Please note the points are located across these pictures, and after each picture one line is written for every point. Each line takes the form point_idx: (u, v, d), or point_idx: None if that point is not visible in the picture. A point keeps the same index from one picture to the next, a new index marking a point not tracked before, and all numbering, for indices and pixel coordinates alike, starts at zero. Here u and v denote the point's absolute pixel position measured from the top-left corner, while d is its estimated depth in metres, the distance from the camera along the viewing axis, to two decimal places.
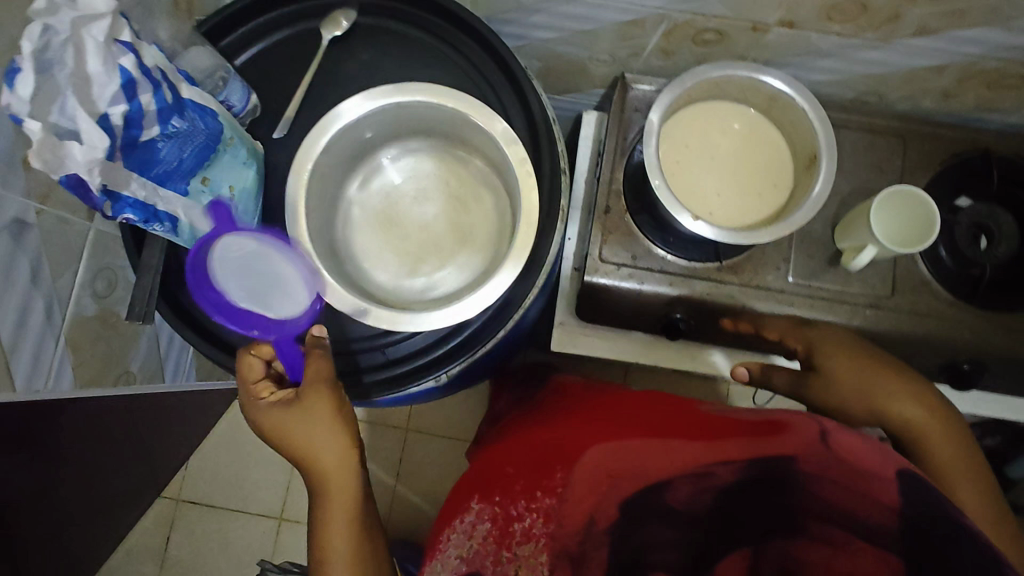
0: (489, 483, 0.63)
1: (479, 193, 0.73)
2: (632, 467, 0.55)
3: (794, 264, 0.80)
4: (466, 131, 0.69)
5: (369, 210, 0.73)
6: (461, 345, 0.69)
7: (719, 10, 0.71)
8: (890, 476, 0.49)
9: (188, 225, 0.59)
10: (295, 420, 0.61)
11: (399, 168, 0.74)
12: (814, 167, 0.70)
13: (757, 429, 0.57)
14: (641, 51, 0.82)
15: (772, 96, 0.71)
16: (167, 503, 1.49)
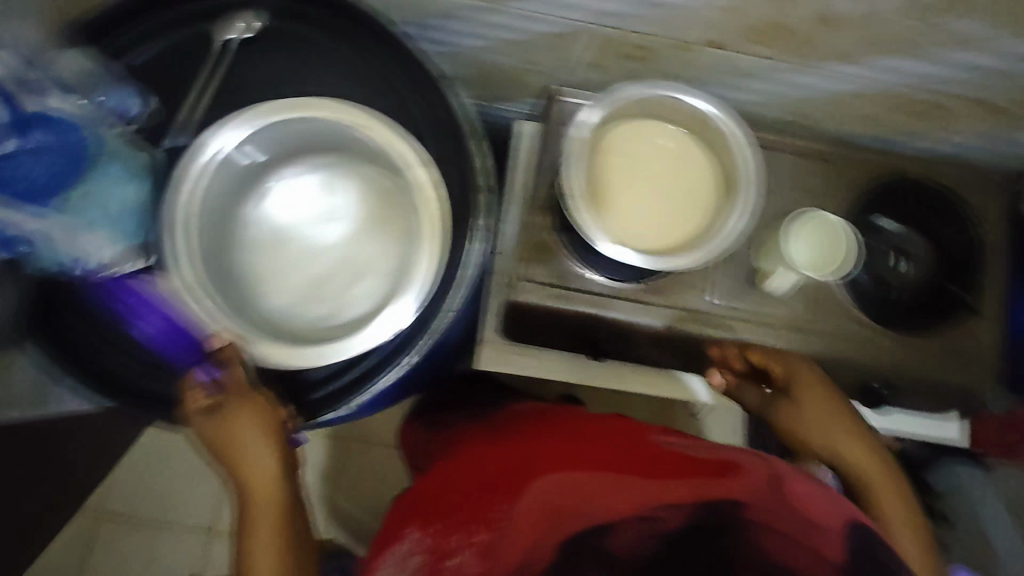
0: (423, 509, 0.58)
1: (383, 214, 0.71)
2: (581, 501, 0.52)
3: (716, 285, 0.81)
4: (371, 149, 0.67)
5: (268, 232, 0.71)
6: (385, 359, 0.68)
7: (646, 28, 0.70)
8: (837, 529, 0.51)
9: (64, 243, 0.57)
10: (222, 425, 0.62)
11: (299, 184, 0.71)
12: (735, 191, 0.70)
13: (706, 467, 0.56)
14: (570, 64, 0.80)
15: (695, 117, 0.71)
16: (84, 521, 1.40)
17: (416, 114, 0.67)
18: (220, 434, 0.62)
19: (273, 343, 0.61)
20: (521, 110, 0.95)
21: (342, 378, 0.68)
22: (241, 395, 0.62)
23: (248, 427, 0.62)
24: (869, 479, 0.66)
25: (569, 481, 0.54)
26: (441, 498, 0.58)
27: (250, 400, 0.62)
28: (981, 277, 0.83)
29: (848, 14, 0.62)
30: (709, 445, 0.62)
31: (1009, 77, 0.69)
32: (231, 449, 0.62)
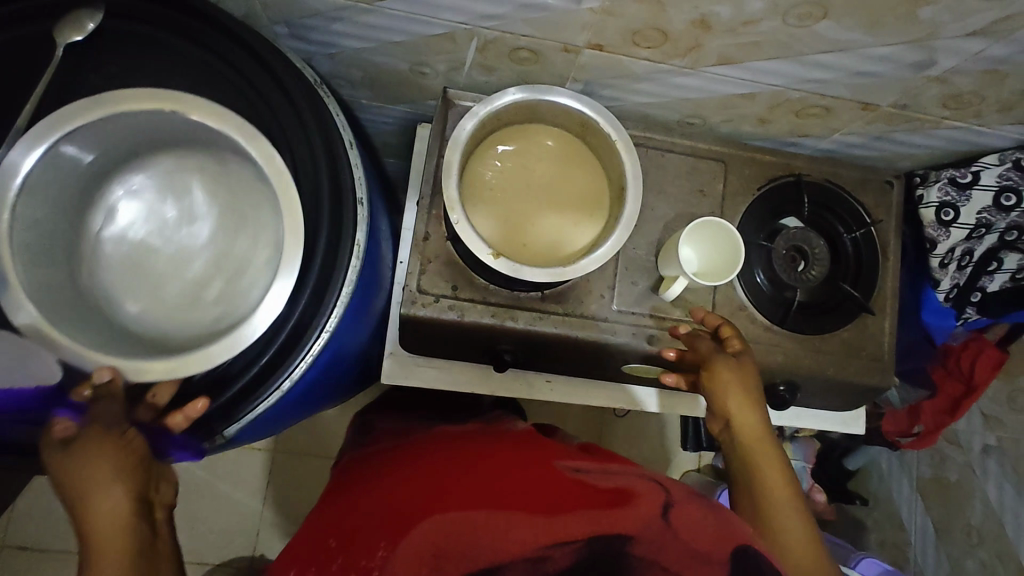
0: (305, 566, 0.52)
1: (252, 201, 0.69)
2: (462, 542, 0.46)
3: (619, 292, 0.79)
4: (211, 137, 0.65)
5: (137, 241, 0.68)
6: (270, 367, 0.63)
7: (526, 30, 0.67)
8: (724, 559, 0.46)
9: None
10: (73, 463, 0.55)
11: (155, 189, 0.69)
12: (621, 196, 0.69)
13: (599, 497, 0.51)
14: (460, 66, 0.77)
15: (582, 122, 0.69)
16: None
17: (281, 121, 0.63)
18: (70, 469, 0.55)
19: (138, 361, 0.57)
20: (422, 112, 0.92)
21: (233, 388, 0.63)
22: (104, 427, 0.56)
23: (100, 463, 0.55)
24: (759, 455, 0.68)
25: (453, 522, 0.48)
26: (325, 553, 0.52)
27: (108, 437, 0.56)
28: (876, 279, 0.84)
29: (719, 18, 0.61)
30: (613, 470, 0.58)
31: (886, 80, 0.70)
32: (78, 489, 0.54)
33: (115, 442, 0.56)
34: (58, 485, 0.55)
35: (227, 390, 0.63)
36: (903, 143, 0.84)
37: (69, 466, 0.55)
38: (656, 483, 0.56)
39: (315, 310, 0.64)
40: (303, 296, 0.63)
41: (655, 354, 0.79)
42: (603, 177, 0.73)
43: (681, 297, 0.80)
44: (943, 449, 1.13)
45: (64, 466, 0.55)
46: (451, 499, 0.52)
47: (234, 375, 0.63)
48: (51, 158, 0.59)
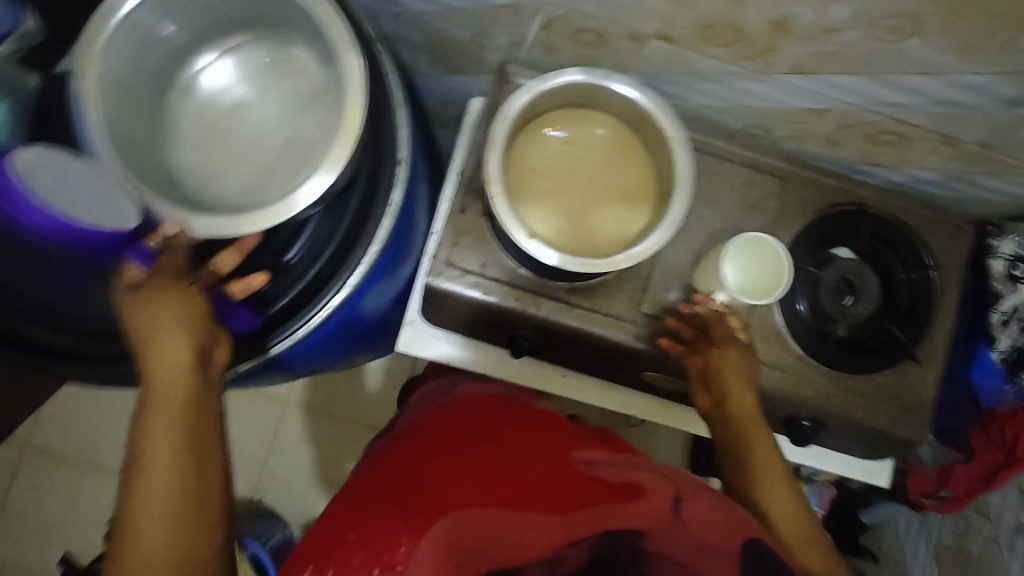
0: (323, 542, 0.51)
1: (321, 87, 0.67)
2: (486, 543, 0.48)
3: (649, 296, 0.76)
4: (285, 20, 0.65)
5: (214, 127, 0.68)
6: (315, 283, 0.66)
7: (593, 10, 0.65)
8: (734, 553, 0.45)
9: None
10: (140, 305, 0.54)
11: (228, 78, 0.69)
12: (668, 196, 0.66)
13: (611, 492, 0.52)
14: (522, 42, 0.75)
15: (639, 115, 0.66)
16: (14, 448, 1.44)
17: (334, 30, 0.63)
18: (133, 315, 0.54)
19: (207, 222, 0.57)
20: (479, 87, 0.91)
21: (286, 297, 0.66)
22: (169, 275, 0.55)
23: (164, 311, 0.54)
24: (750, 428, 0.68)
25: (474, 519, 0.49)
26: (338, 528, 0.51)
27: (178, 286, 0.55)
28: (927, 325, 0.79)
29: (801, 21, 0.57)
30: (625, 463, 0.59)
31: (973, 114, 0.64)
32: (140, 332, 0.54)
33: (179, 289, 0.55)
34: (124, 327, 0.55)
35: (275, 304, 0.66)
36: (982, 187, 0.78)
37: (133, 311, 0.54)
38: (665, 477, 0.55)
39: (336, 269, 0.66)
40: (331, 246, 0.65)
41: (676, 367, 0.77)
42: (648, 169, 0.70)
43: None
44: (972, 521, 1.05)
45: (127, 312, 0.54)
46: (469, 492, 0.52)
47: (280, 291, 0.66)
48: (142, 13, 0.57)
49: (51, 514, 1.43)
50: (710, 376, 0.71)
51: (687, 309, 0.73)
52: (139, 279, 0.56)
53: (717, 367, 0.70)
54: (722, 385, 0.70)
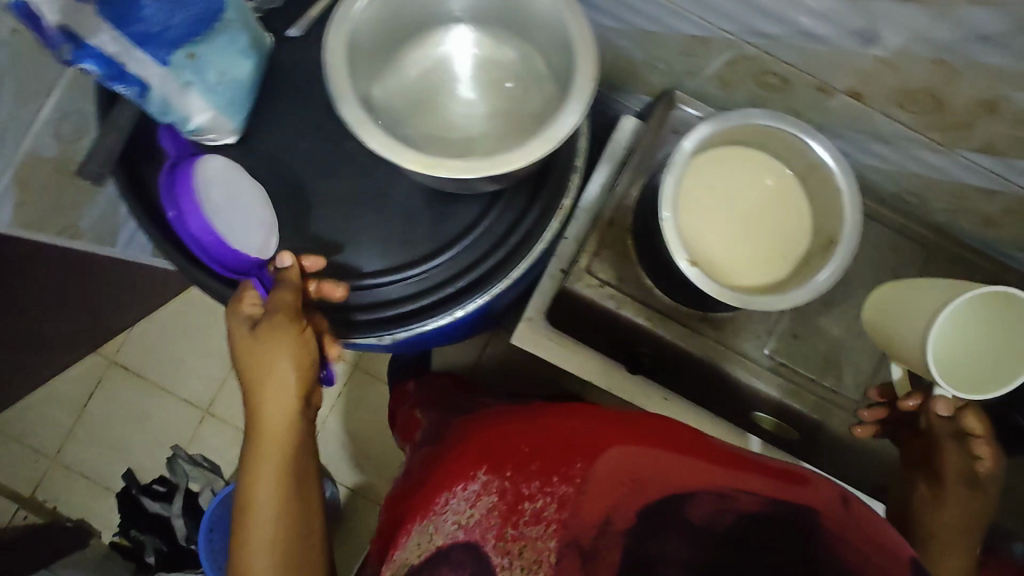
0: (500, 451, 0.61)
1: (532, 76, 0.61)
2: (651, 474, 0.55)
3: (776, 338, 0.77)
4: (524, 20, 0.58)
5: (427, 115, 0.62)
6: (474, 282, 0.64)
7: (790, 56, 0.66)
8: (902, 556, 0.48)
9: (161, 97, 0.50)
10: (252, 347, 0.55)
11: (438, 63, 0.62)
12: (829, 249, 0.66)
13: (772, 470, 0.57)
14: (698, 72, 0.76)
15: (811, 164, 0.68)
16: (100, 361, 1.52)
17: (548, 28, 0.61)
18: (247, 361, 0.56)
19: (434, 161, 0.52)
20: (630, 104, 0.93)
21: (440, 292, 0.63)
22: (286, 323, 0.56)
23: (279, 348, 0.55)
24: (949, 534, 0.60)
25: (638, 456, 0.57)
26: (512, 443, 0.61)
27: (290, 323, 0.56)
28: None
29: (1013, 104, 0.57)
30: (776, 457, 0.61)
31: None
32: (252, 377, 0.55)
33: (294, 343, 0.56)
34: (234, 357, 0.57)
35: (421, 298, 0.64)
36: None
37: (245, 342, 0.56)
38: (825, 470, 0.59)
39: (497, 267, 0.63)
40: (500, 250, 0.63)
41: (785, 408, 0.78)
42: (812, 227, 0.71)
43: (833, 363, 0.77)
44: None
45: (241, 342, 0.56)
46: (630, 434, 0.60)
47: (435, 284, 0.64)
48: None
49: (122, 429, 1.51)
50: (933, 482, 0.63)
51: (876, 397, 0.72)
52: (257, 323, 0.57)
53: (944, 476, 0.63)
54: (941, 493, 0.62)
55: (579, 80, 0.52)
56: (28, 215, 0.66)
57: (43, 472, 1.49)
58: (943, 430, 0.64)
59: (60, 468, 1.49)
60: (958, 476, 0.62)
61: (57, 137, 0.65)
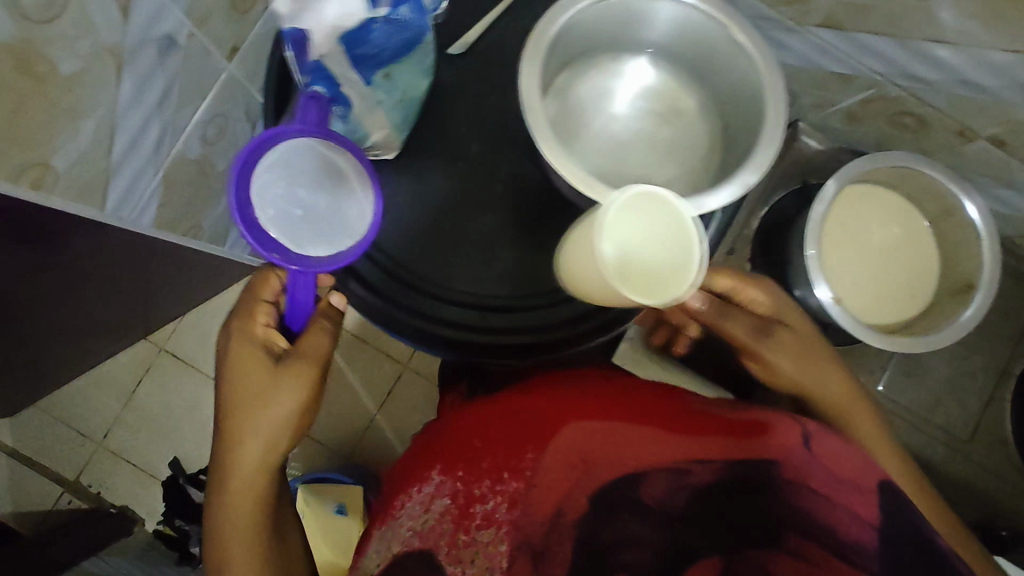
0: (452, 448, 0.55)
1: (702, 125, 0.62)
2: (606, 452, 0.49)
3: (888, 374, 0.79)
4: (710, 68, 0.59)
5: (594, 145, 0.63)
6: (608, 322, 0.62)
7: (938, 101, 0.66)
8: (873, 489, 0.46)
9: (359, 116, 0.51)
10: (256, 384, 0.54)
11: (606, 95, 0.63)
12: (965, 296, 0.68)
13: (732, 427, 0.50)
14: (828, 107, 0.77)
15: (948, 209, 0.69)
16: (150, 347, 1.37)
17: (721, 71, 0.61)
18: (245, 389, 0.54)
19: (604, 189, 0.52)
20: None
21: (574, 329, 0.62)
22: (320, 350, 0.56)
23: (259, 377, 0.54)
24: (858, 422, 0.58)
25: (591, 433, 0.50)
26: (466, 437, 0.55)
27: (302, 364, 0.55)
28: None
29: None
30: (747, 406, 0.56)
31: None
32: (245, 400, 0.54)
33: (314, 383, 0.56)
34: (228, 371, 0.55)
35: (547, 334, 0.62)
36: None
37: (248, 351, 0.56)
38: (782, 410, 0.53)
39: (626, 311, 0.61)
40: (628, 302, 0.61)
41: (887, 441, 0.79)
42: (939, 277, 0.72)
43: (939, 399, 0.78)
44: None
45: (242, 351, 0.56)
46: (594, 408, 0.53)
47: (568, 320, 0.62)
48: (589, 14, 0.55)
49: (169, 418, 1.38)
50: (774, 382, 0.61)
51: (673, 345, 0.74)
52: (272, 346, 0.56)
53: (748, 349, 0.60)
54: (776, 371, 0.59)
55: (772, 132, 0.52)
56: (166, 215, 0.66)
57: (88, 458, 1.37)
58: (715, 313, 0.60)
59: (105, 455, 1.36)
60: (751, 341, 0.59)
61: (202, 139, 0.64)
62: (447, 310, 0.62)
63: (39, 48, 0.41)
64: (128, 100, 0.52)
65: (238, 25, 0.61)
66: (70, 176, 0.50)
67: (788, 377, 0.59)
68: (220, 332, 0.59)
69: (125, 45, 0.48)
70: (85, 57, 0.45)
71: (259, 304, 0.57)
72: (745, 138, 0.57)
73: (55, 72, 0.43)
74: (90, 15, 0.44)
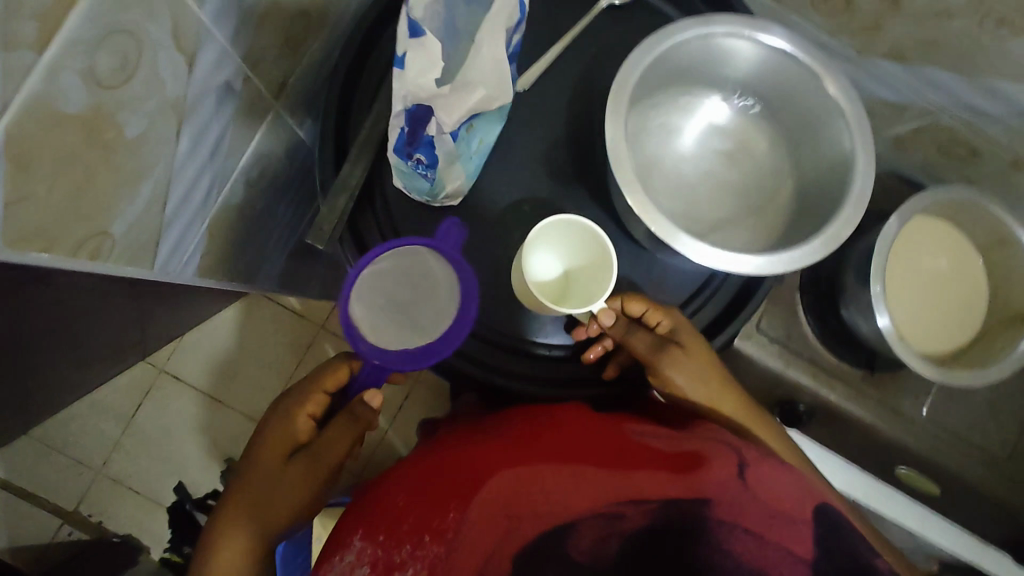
0: (372, 509, 0.50)
1: (771, 173, 0.62)
2: (536, 500, 0.45)
3: (932, 398, 0.79)
4: (787, 112, 0.59)
5: (662, 185, 0.61)
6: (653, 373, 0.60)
7: (996, 132, 0.66)
8: (807, 519, 0.45)
9: (443, 178, 0.50)
10: (263, 470, 0.58)
11: (678, 134, 0.62)
12: (1020, 328, 0.68)
13: (663, 460, 0.48)
14: (875, 132, 0.76)
15: (1002, 239, 0.69)
16: (147, 370, 1.18)
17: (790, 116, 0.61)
18: (260, 474, 0.58)
19: (690, 242, 0.51)
20: None
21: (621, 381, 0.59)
22: (339, 443, 0.60)
23: (264, 468, 0.58)
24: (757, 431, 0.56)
25: (520, 480, 0.46)
26: (389, 498, 0.50)
27: (303, 458, 0.59)
28: None
29: None
30: (683, 428, 0.53)
31: None
32: (249, 486, 0.57)
33: (315, 478, 0.59)
34: (256, 453, 0.60)
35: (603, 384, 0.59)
36: None
37: (281, 437, 0.61)
38: (719, 434, 0.51)
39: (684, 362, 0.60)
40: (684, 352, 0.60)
41: (930, 464, 0.80)
42: (988, 310, 0.73)
43: (979, 422, 0.79)
44: None
45: (275, 435, 0.61)
46: (520, 446, 0.49)
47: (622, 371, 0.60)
48: (670, 55, 0.55)
49: (176, 441, 1.17)
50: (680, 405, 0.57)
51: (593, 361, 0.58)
52: (301, 437, 0.61)
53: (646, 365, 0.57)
54: (672, 387, 0.56)
55: (858, 183, 0.53)
56: (208, 262, 0.61)
57: (88, 487, 1.16)
58: (623, 335, 0.56)
59: (106, 484, 1.16)
60: (649, 357, 0.57)
61: (246, 181, 0.60)
62: (495, 353, 0.59)
63: (109, 114, 0.37)
64: (185, 154, 0.48)
65: (290, 61, 0.56)
66: (127, 240, 0.45)
67: (685, 396, 0.56)
68: (269, 417, 0.65)
69: (187, 97, 0.44)
70: (150, 115, 0.41)
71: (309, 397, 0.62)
72: (823, 185, 0.57)
73: (121, 136, 0.39)
74: (160, 71, 0.40)
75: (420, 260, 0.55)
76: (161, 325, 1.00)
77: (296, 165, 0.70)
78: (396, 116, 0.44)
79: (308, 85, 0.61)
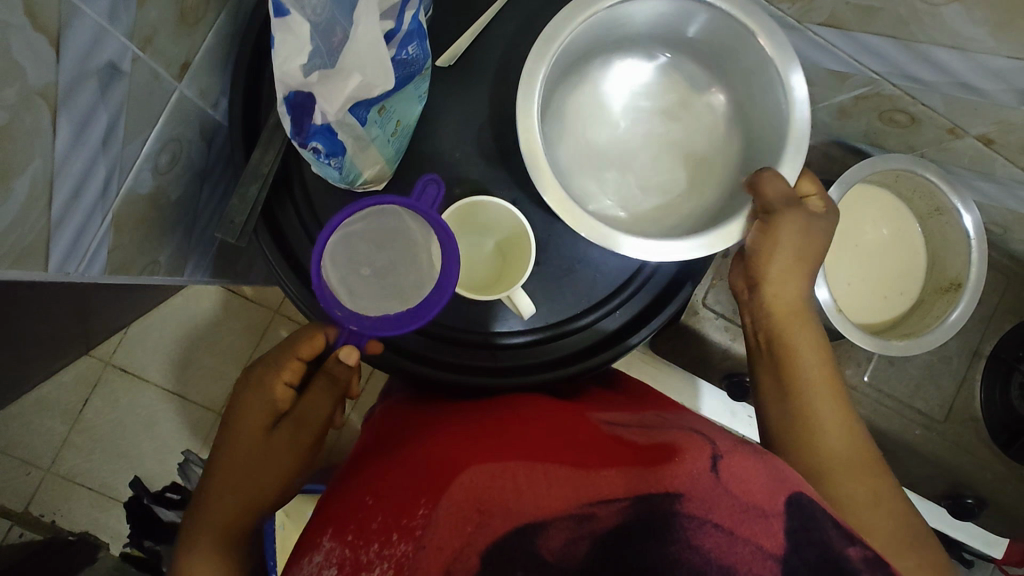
0: (347, 506, 0.44)
1: (715, 120, 0.61)
2: (507, 495, 0.38)
3: (874, 364, 0.81)
4: (725, 55, 0.58)
5: (602, 156, 0.61)
6: (608, 354, 0.57)
7: (933, 101, 0.64)
8: (780, 511, 0.37)
9: (353, 161, 0.47)
10: (241, 444, 0.50)
11: (614, 106, 0.62)
12: (954, 295, 0.69)
13: (638, 454, 0.42)
14: (819, 101, 0.76)
15: (938, 208, 0.70)
16: (93, 364, 1.09)
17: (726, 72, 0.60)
18: (236, 451, 0.50)
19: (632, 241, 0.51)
20: None
21: (581, 363, 0.57)
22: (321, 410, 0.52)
23: (241, 440, 0.50)
24: (793, 328, 0.54)
25: (493, 475, 0.39)
26: (356, 494, 0.45)
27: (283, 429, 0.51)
28: None
29: None
30: (656, 424, 0.49)
31: None
32: (227, 461, 0.50)
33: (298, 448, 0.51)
34: (230, 423, 0.52)
35: (564, 365, 0.57)
36: None
37: (256, 406, 0.51)
38: (701, 433, 0.46)
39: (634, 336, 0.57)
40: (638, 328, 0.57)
41: (873, 428, 0.82)
42: (924, 274, 0.74)
43: (919, 384, 0.81)
44: None
45: (249, 405, 0.51)
46: (489, 449, 0.44)
47: (581, 353, 0.58)
48: (589, 25, 0.54)
49: (127, 437, 1.10)
50: (749, 262, 0.55)
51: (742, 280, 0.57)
52: (279, 406, 0.52)
53: (763, 212, 0.52)
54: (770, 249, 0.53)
55: (797, 135, 0.52)
56: (122, 259, 0.57)
57: (38, 488, 1.08)
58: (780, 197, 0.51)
59: (57, 483, 1.08)
60: (778, 207, 0.51)
61: (154, 170, 0.56)
62: (438, 349, 0.57)
63: None
64: (68, 144, 0.43)
65: (191, 38, 0.52)
66: (8, 242, 0.41)
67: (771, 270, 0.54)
68: (244, 374, 0.54)
69: (59, 83, 0.40)
70: (11, 104, 0.37)
71: (287, 360, 0.51)
72: (764, 138, 0.57)
73: None
74: (17, 55, 0.35)
75: (396, 220, 0.52)
76: (100, 324, 0.94)
77: (220, 147, 0.66)
78: (279, 111, 0.43)
79: (214, 63, 0.57)
